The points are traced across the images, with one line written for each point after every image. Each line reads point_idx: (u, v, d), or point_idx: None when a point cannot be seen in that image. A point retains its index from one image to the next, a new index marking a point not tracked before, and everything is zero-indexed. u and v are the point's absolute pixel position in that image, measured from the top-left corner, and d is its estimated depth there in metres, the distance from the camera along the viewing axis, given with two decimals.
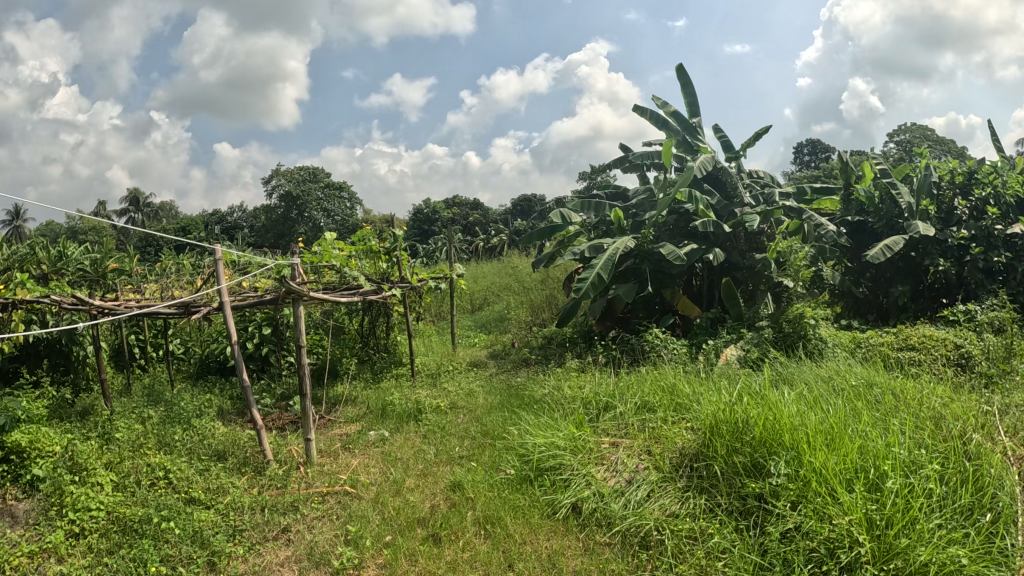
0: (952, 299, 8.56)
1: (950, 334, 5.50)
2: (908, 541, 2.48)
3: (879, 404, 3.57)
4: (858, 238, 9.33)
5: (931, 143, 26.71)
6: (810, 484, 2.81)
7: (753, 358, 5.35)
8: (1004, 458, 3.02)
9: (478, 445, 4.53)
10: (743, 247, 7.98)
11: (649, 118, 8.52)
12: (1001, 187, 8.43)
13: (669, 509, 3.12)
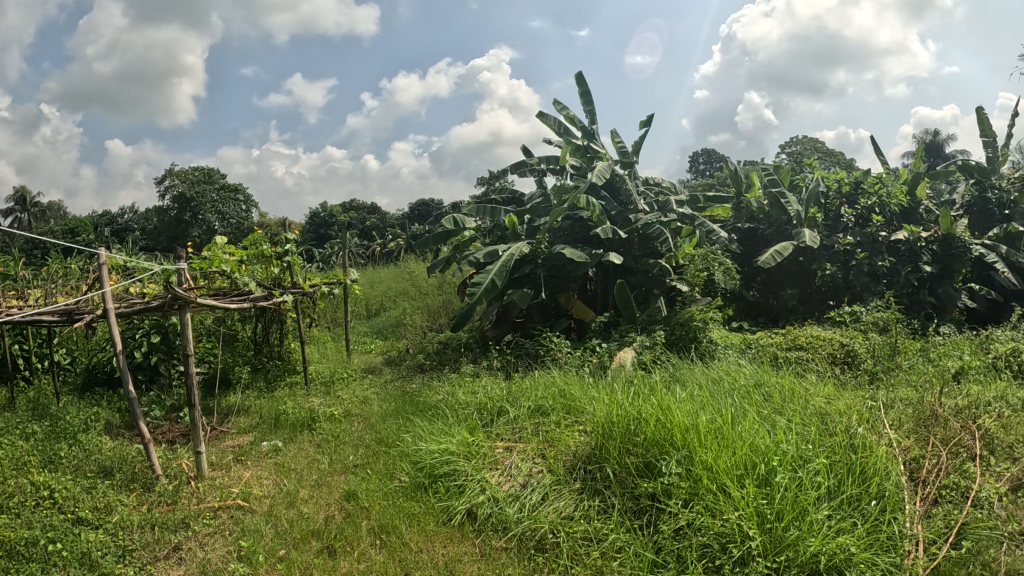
0: (838, 301, 9.08)
1: (837, 334, 5.84)
2: (798, 533, 2.57)
3: (766, 402, 3.72)
4: (748, 245, 9.71)
5: (816, 155, 28.29)
6: (700, 481, 2.88)
7: (647, 360, 5.47)
8: (886, 449, 3.20)
9: (372, 453, 4.44)
10: (637, 252, 8.30)
11: (549, 124, 8.63)
12: (887, 197, 9.30)
13: (564, 512, 3.14)
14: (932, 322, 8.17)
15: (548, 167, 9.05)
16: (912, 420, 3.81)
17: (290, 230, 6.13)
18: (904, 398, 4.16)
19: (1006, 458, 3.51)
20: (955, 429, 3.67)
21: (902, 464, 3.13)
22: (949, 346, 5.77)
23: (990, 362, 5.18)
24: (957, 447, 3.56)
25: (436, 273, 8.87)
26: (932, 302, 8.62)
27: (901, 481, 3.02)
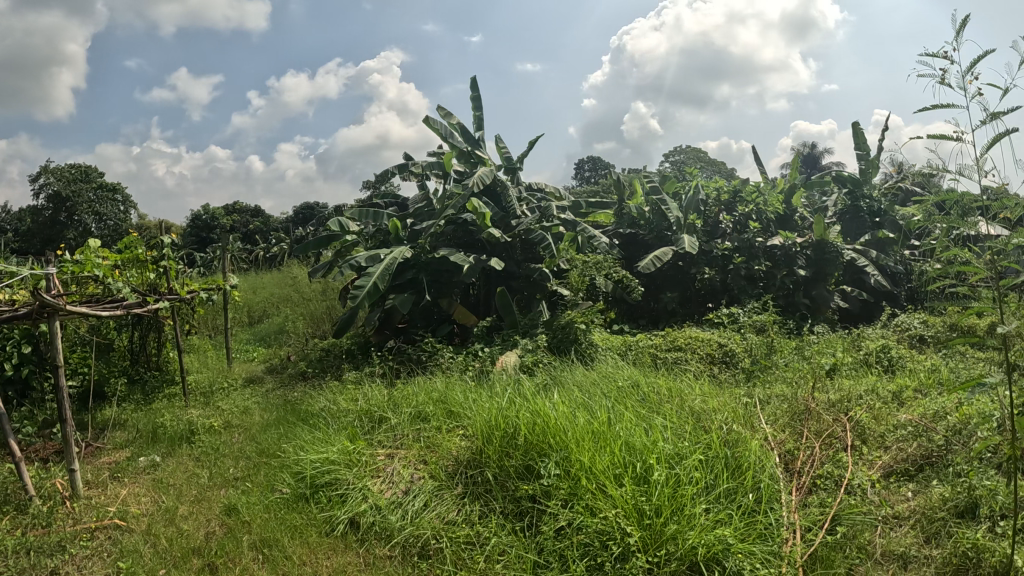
0: (716, 303, 9.46)
1: (716, 335, 6.04)
2: (676, 527, 2.66)
3: (644, 401, 3.85)
4: (630, 249, 10.04)
5: (700, 164, 29.56)
6: (579, 481, 2.95)
7: (528, 363, 5.52)
8: (759, 443, 3.36)
9: (253, 464, 4.29)
10: (519, 256, 8.40)
11: (435, 128, 8.61)
12: (763, 206, 9.80)
13: (446, 517, 3.13)
14: (807, 322, 8.63)
15: (432, 172, 9.02)
16: (787, 414, 4.02)
17: (168, 233, 5.85)
18: (779, 394, 4.39)
19: (877, 447, 3.84)
20: (831, 422, 3.90)
21: (778, 457, 3.29)
22: (823, 345, 6.10)
23: (861, 358, 5.53)
24: (831, 438, 3.80)
25: (318, 276, 8.64)
26: (807, 304, 9.14)
27: (776, 473, 3.17)
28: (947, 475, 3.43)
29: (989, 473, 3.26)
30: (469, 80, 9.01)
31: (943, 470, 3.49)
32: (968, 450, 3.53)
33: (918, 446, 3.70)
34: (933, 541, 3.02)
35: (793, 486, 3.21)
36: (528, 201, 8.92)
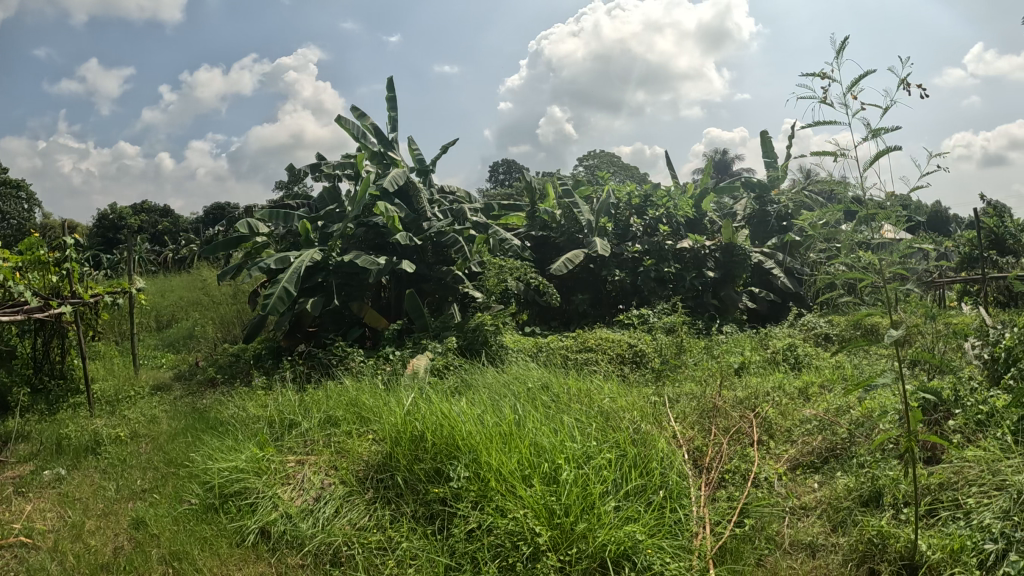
0: (627, 305, 9.67)
1: (625, 336, 6.19)
2: (586, 526, 2.71)
3: (554, 402, 3.92)
4: (541, 252, 10.14)
5: (615, 168, 30.27)
6: (488, 483, 2.99)
7: (439, 366, 5.57)
8: (665, 440, 3.47)
9: (161, 475, 4.16)
10: (430, 259, 8.40)
11: (349, 128, 8.55)
12: (673, 210, 10.27)
13: (357, 523, 3.11)
14: (716, 322, 8.94)
15: (344, 172, 8.95)
16: (695, 411, 4.15)
17: (73, 234, 5.63)
18: (688, 393, 4.54)
19: (784, 441, 4.00)
20: (739, 418, 4.04)
21: (686, 454, 3.40)
22: (730, 344, 6.41)
23: (769, 357, 5.77)
24: (738, 433, 3.94)
25: (227, 279, 8.44)
26: (716, 305, 9.49)
27: (682, 469, 3.27)
28: (851, 465, 3.59)
29: (889, 464, 3.44)
30: (386, 81, 9.00)
31: (847, 461, 3.65)
32: (870, 442, 3.70)
33: (823, 440, 3.87)
34: (839, 530, 3.17)
35: (700, 481, 3.32)
36: (440, 203, 8.93)
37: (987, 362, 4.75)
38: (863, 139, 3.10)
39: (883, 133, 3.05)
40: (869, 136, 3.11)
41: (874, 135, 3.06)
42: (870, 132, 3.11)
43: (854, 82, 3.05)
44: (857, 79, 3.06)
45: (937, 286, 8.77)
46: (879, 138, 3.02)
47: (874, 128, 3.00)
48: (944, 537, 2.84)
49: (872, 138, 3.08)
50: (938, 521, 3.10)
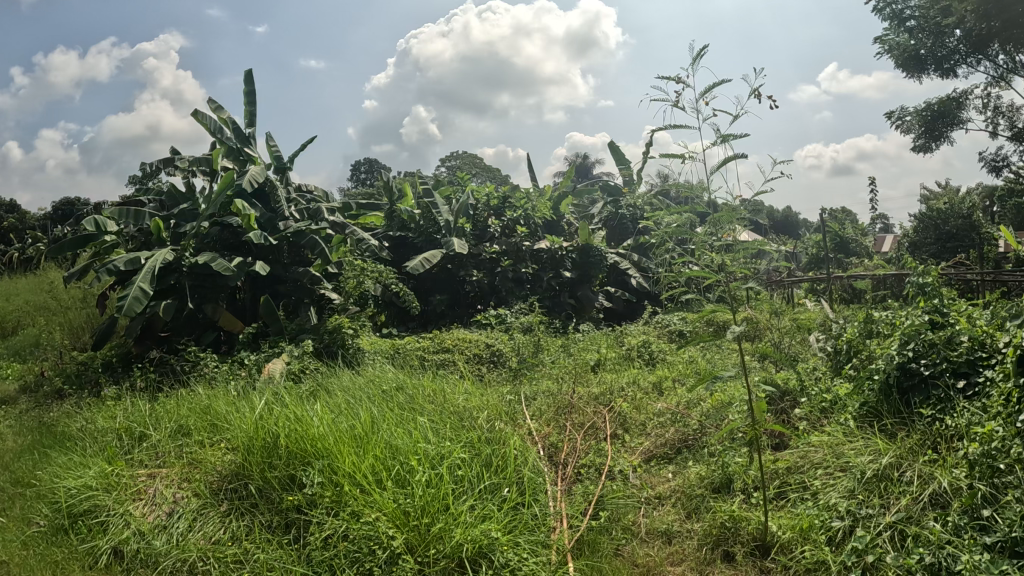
0: (485, 305, 9.78)
1: (483, 337, 6.24)
2: (442, 526, 2.73)
3: (410, 403, 3.92)
4: (399, 252, 10.08)
5: (475, 170, 31.04)
6: (341, 487, 2.95)
7: (295, 370, 5.46)
8: (519, 438, 3.55)
9: (7, 496, 3.80)
10: (285, 260, 8.18)
11: (206, 122, 8.16)
12: (532, 211, 10.57)
13: (213, 537, 2.98)
14: (571, 322, 9.31)
15: (199, 168, 8.53)
16: (551, 409, 4.29)
17: None
18: (544, 390, 4.69)
19: (639, 433, 4.18)
20: (593, 413, 4.19)
21: (541, 451, 3.49)
22: (588, 341, 6.70)
23: (624, 353, 6.03)
24: (594, 429, 4.09)
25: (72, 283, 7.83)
26: (572, 304, 9.89)
27: (535, 466, 3.35)
28: (703, 454, 3.79)
29: (736, 449, 3.68)
30: (247, 74, 8.67)
31: (699, 451, 3.85)
32: (718, 431, 3.94)
33: (675, 432, 4.07)
34: (694, 515, 3.32)
35: (554, 476, 3.41)
36: (297, 201, 8.73)
37: (829, 354, 5.19)
38: (714, 142, 3.38)
39: (731, 138, 3.34)
40: (718, 141, 3.39)
41: (723, 139, 3.34)
42: (719, 137, 3.37)
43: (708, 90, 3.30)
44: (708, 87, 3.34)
45: (788, 285, 9.46)
46: (728, 142, 3.30)
47: (724, 132, 3.27)
48: (793, 517, 3.09)
49: (722, 141, 3.36)
50: (787, 501, 3.34)
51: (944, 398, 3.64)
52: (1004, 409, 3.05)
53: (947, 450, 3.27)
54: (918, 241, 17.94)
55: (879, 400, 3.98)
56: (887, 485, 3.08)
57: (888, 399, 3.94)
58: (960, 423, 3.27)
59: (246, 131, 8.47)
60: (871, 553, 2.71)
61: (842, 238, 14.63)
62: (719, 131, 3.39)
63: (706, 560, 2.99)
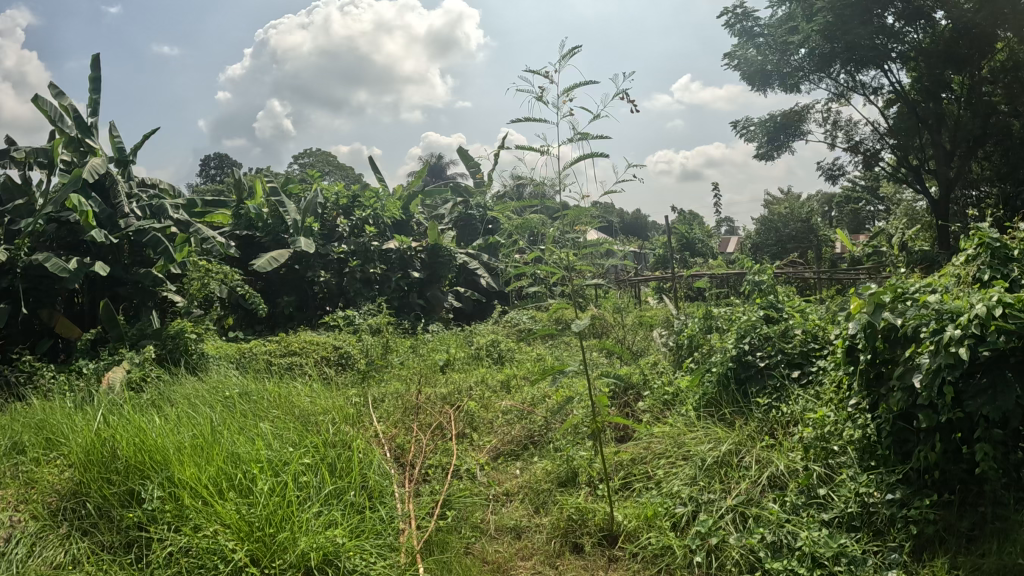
0: (333, 306, 9.53)
1: (329, 339, 6.06)
2: (287, 534, 2.63)
3: (254, 409, 3.76)
4: (246, 252, 9.68)
5: (328, 168, 30.55)
6: (182, 501, 2.78)
7: (137, 378, 5.09)
8: (365, 441, 3.48)
9: None
10: (126, 260, 7.62)
11: (45, 108, 7.42)
12: (380, 210, 10.45)
13: (50, 561, 2.70)
14: (419, 322, 9.34)
15: (36, 159, 7.76)
16: (398, 411, 4.27)
17: None
18: (391, 392, 4.67)
19: (486, 431, 4.24)
20: (441, 413, 4.21)
21: (387, 452, 3.45)
22: (437, 341, 6.85)
23: (473, 352, 6.13)
24: (440, 429, 4.10)
25: None
26: (421, 304, 9.94)
27: (381, 468, 3.30)
28: (548, 450, 3.91)
29: (581, 444, 3.80)
30: (95, 58, 7.97)
31: (543, 446, 3.97)
32: (560, 427, 4.07)
33: (521, 428, 4.18)
34: (541, 510, 3.38)
35: (400, 478, 3.37)
36: (139, 197, 8.12)
37: (671, 349, 5.47)
38: (572, 140, 3.46)
39: (588, 137, 3.43)
40: (574, 139, 3.47)
41: (580, 137, 3.42)
42: (577, 134, 3.44)
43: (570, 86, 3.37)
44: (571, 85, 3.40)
45: (634, 284, 9.97)
46: (585, 140, 3.39)
47: (580, 131, 3.36)
48: (636, 506, 3.23)
49: (579, 139, 3.45)
50: (632, 491, 3.46)
51: (779, 387, 3.95)
52: (835, 396, 3.49)
53: (784, 433, 3.55)
54: (758, 242, 19.61)
55: (717, 391, 4.21)
56: (727, 471, 3.31)
57: (727, 388, 4.18)
58: (796, 410, 3.59)
59: (89, 120, 7.79)
60: (715, 535, 2.89)
61: (689, 239, 15.57)
62: (576, 129, 3.47)
63: (556, 553, 3.02)
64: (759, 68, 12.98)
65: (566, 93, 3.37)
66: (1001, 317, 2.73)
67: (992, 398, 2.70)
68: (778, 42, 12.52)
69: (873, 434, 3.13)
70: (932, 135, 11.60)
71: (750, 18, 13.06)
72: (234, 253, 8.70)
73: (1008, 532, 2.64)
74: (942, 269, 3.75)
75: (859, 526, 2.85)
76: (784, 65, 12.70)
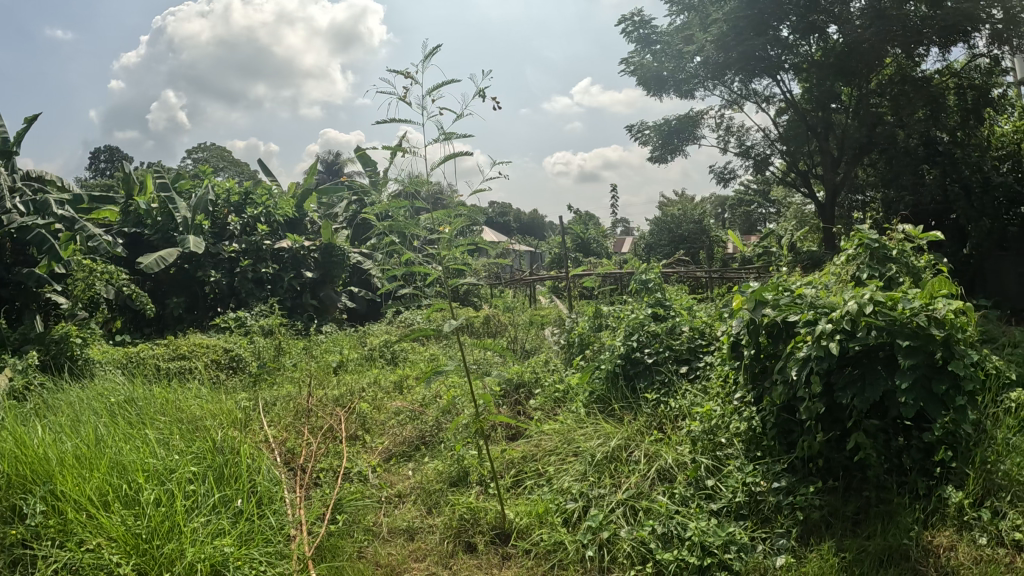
0: (224, 307, 9.20)
1: (219, 341, 5.86)
2: (175, 546, 2.52)
3: (140, 415, 3.59)
4: (133, 250, 9.24)
5: (223, 164, 29.73)
6: (66, 516, 2.62)
7: (18, 387, 4.71)
8: (255, 446, 3.37)
9: None
10: (7, 259, 7.13)
11: None
12: (273, 208, 10.19)
13: None
14: (313, 322, 9.15)
15: None
16: (289, 415, 4.18)
17: None
18: (281, 397, 4.55)
19: (378, 434, 4.21)
20: (333, 415, 4.15)
21: (277, 457, 3.35)
22: (331, 343, 6.80)
23: (366, 353, 6.23)
24: (331, 431, 4.04)
25: None
26: (315, 304, 9.75)
27: (270, 474, 3.20)
28: (439, 449, 3.93)
29: (472, 443, 3.83)
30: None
31: (435, 446, 3.98)
32: (450, 427, 4.09)
33: (413, 429, 4.18)
34: (434, 510, 3.36)
35: (290, 483, 3.28)
36: (22, 191, 7.63)
37: (562, 347, 5.59)
38: (436, 140, 3.40)
39: (453, 138, 3.38)
40: (439, 139, 3.42)
41: (444, 138, 3.38)
42: (442, 135, 3.41)
43: (436, 86, 3.33)
44: (435, 85, 3.34)
45: (529, 285, 10.11)
46: (449, 141, 3.34)
47: (445, 132, 3.30)
48: (528, 504, 3.26)
49: (443, 140, 3.39)
50: (523, 489, 3.47)
51: (667, 382, 4.12)
52: (722, 390, 3.68)
53: (673, 427, 3.68)
54: (652, 242, 20.24)
55: (607, 387, 4.31)
56: (616, 466, 3.39)
57: (615, 385, 4.29)
58: (685, 404, 3.75)
59: None
60: (605, 530, 2.96)
61: (584, 239, 15.98)
62: (441, 129, 3.43)
63: (449, 553, 3.00)
64: (655, 73, 13.33)
65: (430, 93, 3.33)
66: (871, 314, 2.91)
67: (861, 388, 2.89)
68: (673, 50, 12.89)
69: (758, 426, 3.30)
70: (820, 143, 12.24)
71: (647, 26, 13.42)
72: (122, 252, 8.30)
73: (890, 515, 2.83)
74: (825, 268, 3.93)
75: (747, 514, 2.96)
76: (679, 72, 13.09)
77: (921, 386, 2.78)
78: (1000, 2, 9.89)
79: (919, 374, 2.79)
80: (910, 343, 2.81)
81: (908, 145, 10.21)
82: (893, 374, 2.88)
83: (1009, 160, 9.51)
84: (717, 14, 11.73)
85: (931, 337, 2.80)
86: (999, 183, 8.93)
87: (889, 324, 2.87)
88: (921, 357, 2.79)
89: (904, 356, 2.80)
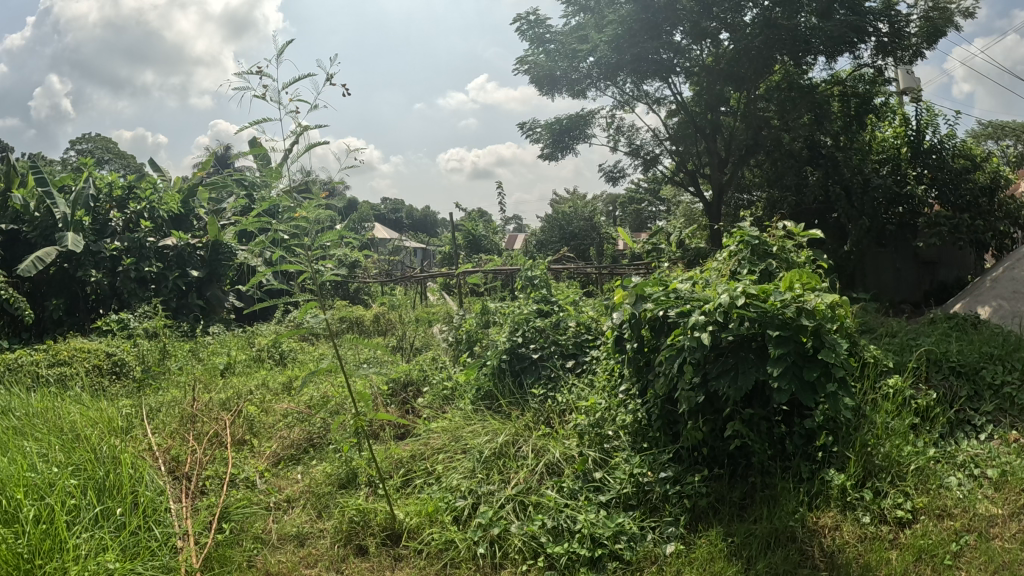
0: (106, 308, 8.75)
1: (101, 345, 5.55)
2: (58, 564, 2.37)
3: (12, 427, 3.36)
4: (11, 250, 8.69)
5: (108, 157, 28.49)
6: None
7: None
8: (137, 456, 3.19)
9: None
10: None
11: None
12: (157, 203, 9.68)
13: None
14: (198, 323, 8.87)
15: None
16: (173, 422, 4.05)
17: None
18: (165, 404, 4.41)
19: (265, 438, 4.16)
20: (220, 420, 4.04)
21: (160, 466, 3.21)
22: (217, 345, 6.60)
23: (253, 354, 6.14)
24: (217, 437, 3.93)
25: None
26: (201, 304, 9.49)
27: (153, 484, 3.06)
28: (326, 452, 3.93)
29: (359, 445, 3.80)
30: None
31: (323, 449, 3.98)
32: (339, 431, 4.09)
33: (301, 432, 4.17)
34: (324, 514, 3.31)
35: (176, 494, 3.14)
36: None
37: (450, 344, 5.61)
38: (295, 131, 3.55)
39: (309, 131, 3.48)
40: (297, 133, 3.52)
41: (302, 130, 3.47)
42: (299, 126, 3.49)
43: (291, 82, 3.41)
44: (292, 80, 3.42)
45: (422, 282, 10.08)
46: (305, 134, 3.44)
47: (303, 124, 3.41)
48: (417, 503, 3.24)
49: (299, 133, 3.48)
50: (413, 487, 3.45)
51: (553, 377, 4.24)
52: (608, 384, 3.80)
53: (560, 421, 3.76)
54: (543, 239, 20.43)
55: (493, 382, 4.36)
56: (505, 462, 3.42)
57: (500, 380, 4.36)
58: (572, 398, 3.87)
59: None
60: (496, 526, 2.97)
61: (476, 235, 16.07)
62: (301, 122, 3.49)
63: (340, 557, 2.95)
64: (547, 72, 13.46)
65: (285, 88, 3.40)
66: (743, 306, 3.04)
67: (734, 377, 3.01)
68: (567, 49, 12.94)
69: (644, 418, 3.42)
70: (710, 144, 12.71)
71: (542, 26, 13.55)
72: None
73: (775, 499, 2.96)
74: (709, 264, 4.07)
75: (636, 505, 3.04)
76: (573, 71, 13.20)
77: (792, 373, 2.92)
78: (884, 16, 10.54)
79: (791, 363, 2.94)
80: (779, 333, 2.95)
81: (793, 147, 10.75)
82: (764, 362, 3.02)
83: (889, 163, 10.11)
84: (611, 16, 11.88)
85: (801, 328, 2.95)
86: (877, 185, 9.50)
87: (760, 315, 3.00)
88: (792, 346, 2.94)
89: (775, 346, 2.94)
